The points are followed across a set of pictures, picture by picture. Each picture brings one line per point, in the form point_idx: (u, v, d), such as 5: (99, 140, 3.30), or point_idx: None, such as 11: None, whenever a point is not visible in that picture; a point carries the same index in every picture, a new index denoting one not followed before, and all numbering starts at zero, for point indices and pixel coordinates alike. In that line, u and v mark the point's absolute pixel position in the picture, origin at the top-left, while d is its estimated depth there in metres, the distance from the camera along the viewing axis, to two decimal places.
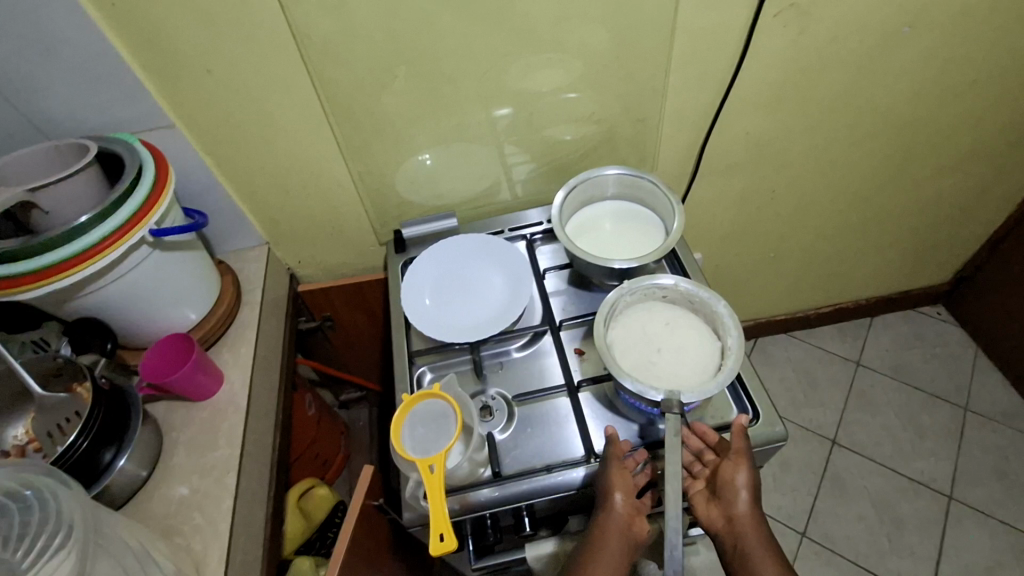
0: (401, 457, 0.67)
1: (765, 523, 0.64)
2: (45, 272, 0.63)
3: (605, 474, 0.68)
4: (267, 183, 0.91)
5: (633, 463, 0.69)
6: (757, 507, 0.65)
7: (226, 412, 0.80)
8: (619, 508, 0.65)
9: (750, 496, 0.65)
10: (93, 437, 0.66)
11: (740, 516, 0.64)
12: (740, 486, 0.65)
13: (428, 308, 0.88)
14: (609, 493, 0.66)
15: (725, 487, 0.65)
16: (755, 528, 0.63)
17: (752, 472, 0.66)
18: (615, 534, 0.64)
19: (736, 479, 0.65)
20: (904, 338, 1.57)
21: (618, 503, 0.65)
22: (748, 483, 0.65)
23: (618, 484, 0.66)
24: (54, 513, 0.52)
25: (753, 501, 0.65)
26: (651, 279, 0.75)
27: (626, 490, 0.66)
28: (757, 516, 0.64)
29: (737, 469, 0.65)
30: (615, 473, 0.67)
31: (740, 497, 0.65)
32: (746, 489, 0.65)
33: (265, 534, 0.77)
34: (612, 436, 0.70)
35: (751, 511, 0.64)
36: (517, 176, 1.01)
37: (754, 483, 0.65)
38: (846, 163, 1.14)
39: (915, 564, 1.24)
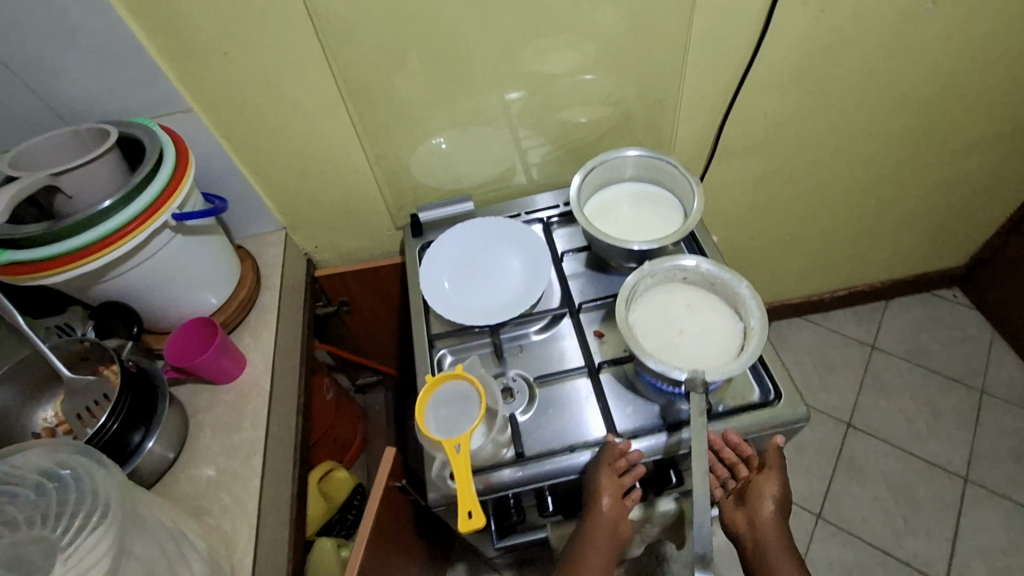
0: (426, 437, 0.67)
1: (786, 531, 0.69)
2: (71, 256, 0.63)
3: (593, 477, 0.68)
4: (283, 168, 0.91)
5: (628, 463, 0.69)
6: (781, 516, 0.69)
7: (249, 394, 0.81)
8: (607, 511, 0.67)
9: (776, 507, 0.69)
10: (123, 418, 0.67)
11: (763, 523, 0.68)
12: (768, 496, 0.69)
13: (447, 292, 0.88)
14: (596, 496, 0.67)
15: (753, 495, 0.69)
16: (777, 535, 0.67)
17: (780, 484, 0.70)
18: (602, 537, 0.66)
19: (766, 490, 0.69)
20: (919, 321, 1.55)
21: (605, 506, 0.67)
22: (775, 494, 0.69)
23: (607, 488, 0.67)
24: (90, 492, 0.53)
25: (777, 511, 0.69)
26: (672, 261, 0.75)
27: (613, 494, 0.67)
28: (780, 525, 0.68)
29: (768, 481, 0.69)
30: (604, 476, 0.68)
31: (766, 505, 0.69)
32: (773, 499, 0.69)
33: (292, 513, 0.78)
34: (609, 438, 0.70)
35: (776, 520, 0.68)
36: (532, 159, 1.00)
37: (782, 494, 0.69)
38: (866, 143, 1.12)
39: (930, 545, 1.24)
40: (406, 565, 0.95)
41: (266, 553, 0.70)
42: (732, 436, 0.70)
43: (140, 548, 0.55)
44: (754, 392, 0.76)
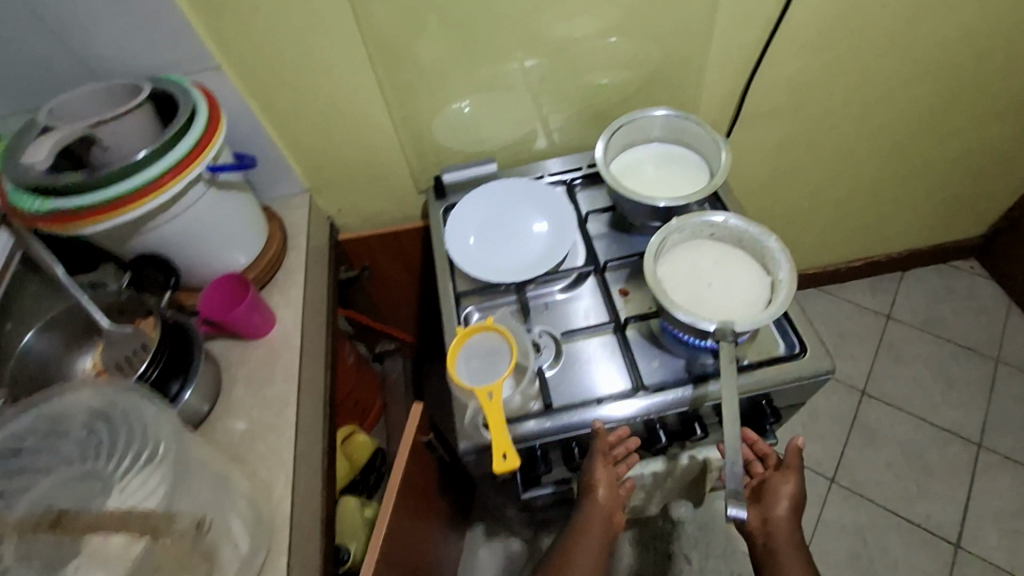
0: (458, 385, 0.69)
1: (799, 535, 0.71)
2: (105, 207, 0.63)
3: (590, 467, 0.72)
4: (308, 129, 0.92)
5: (622, 451, 0.74)
6: (796, 520, 0.72)
7: (281, 349, 0.82)
8: (602, 500, 0.71)
9: (791, 508, 0.72)
10: (162, 366, 0.68)
11: (777, 520, 0.71)
12: (784, 495, 0.72)
13: (473, 250, 0.88)
14: (593, 484, 0.72)
15: (769, 492, 0.73)
16: (789, 533, 0.70)
17: (797, 487, 0.74)
18: (597, 523, 0.70)
19: (783, 488, 0.73)
20: (935, 291, 1.55)
21: (600, 494, 0.72)
22: (791, 494, 0.72)
23: (604, 478, 0.71)
24: (141, 431, 0.54)
25: (793, 512, 0.72)
26: (700, 216, 0.75)
27: (607, 484, 0.72)
28: (794, 526, 0.71)
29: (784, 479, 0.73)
30: (600, 467, 0.71)
31: (781, 504, 0.72)
32: (788, 499, 0.72)
33: (324, 463, 0.80)
34: (597, 431, 0.72)
35: (789, 520, 0.71)
36: (555, 120, 0.99)
37: (798, 496, 0.73)
38: (891, 107, 1.11)
39: (943, 508, 1.26)
40: (431, 517, 0.97)
41: (303, 500, 0.72)
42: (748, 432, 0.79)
43: (193, 485, 0.56)
44: (780, 347, 0.77)
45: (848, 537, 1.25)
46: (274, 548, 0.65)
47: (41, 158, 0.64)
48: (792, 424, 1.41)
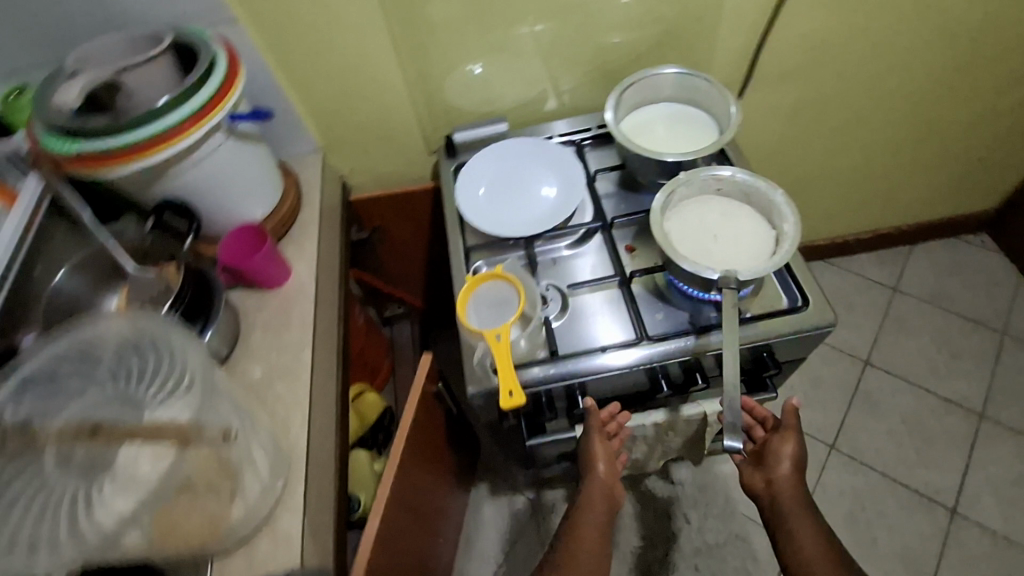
0: (467, 329, 0.71)
1: (803, 488, 0.77)
2: (127, 152, 0.66)
3: (588, 445, 0.81)
4: (323, 85, 0.93)
5: (614, 425, 0.81)
6: (798, 476, 0.77)
7: (296, 298, 0.85)
8: (602, 475, 0.80)
9: (792, 467, 0.77)
10: (186, 305, 0.71)
11: (780, 481, 0.76)
12: (785, 456, 0.77)
13: (484, 206, 0.90)
14: (593, 460, 0.80)
15: (771, 455, 0.78)
16: (792, 491, 0.76)
17: (797, 445, 0.78)
18: (600, 501, 0.79)
19: (783, 450, 0.78)
20: (944, 264, 1.55)
21: (600, 468, 0.80)
22: (792, 454, 0.77)
23: (600, 453, 0.80)
24: (168, 358, 0.59)
25: (794, 470, 0.77)
26: (708, 171, 0.76)
27: (605, 458, 0.80)
28: (796, 483, 0.77)
29: (784, 441, 0.78)
30: (597, 441, 0.80)
31: (783, 465, 0.77)
32: (789, 459, 0.77)
33: (338, 408, 0.84)
34: (590, 409, 0.80)
35: (792, 479, 0.77)
36: (567, 81, 1.00)
37: (798, 455, 0.78)
38: (904, 70, 1.10)
39: (941, 475, 1.28)
40: (439, 467, 1.01)
41: (319, 438, 0.75)
42: (748, 400, 0.82)
43: (221, 407, 0.61)
44: (783, 301, 0.78)
45: (846, 501, 1.28)
46: (293, 476, 0.69)
47: (73, 97, 0.68)
48: (795, 392, 1.42)
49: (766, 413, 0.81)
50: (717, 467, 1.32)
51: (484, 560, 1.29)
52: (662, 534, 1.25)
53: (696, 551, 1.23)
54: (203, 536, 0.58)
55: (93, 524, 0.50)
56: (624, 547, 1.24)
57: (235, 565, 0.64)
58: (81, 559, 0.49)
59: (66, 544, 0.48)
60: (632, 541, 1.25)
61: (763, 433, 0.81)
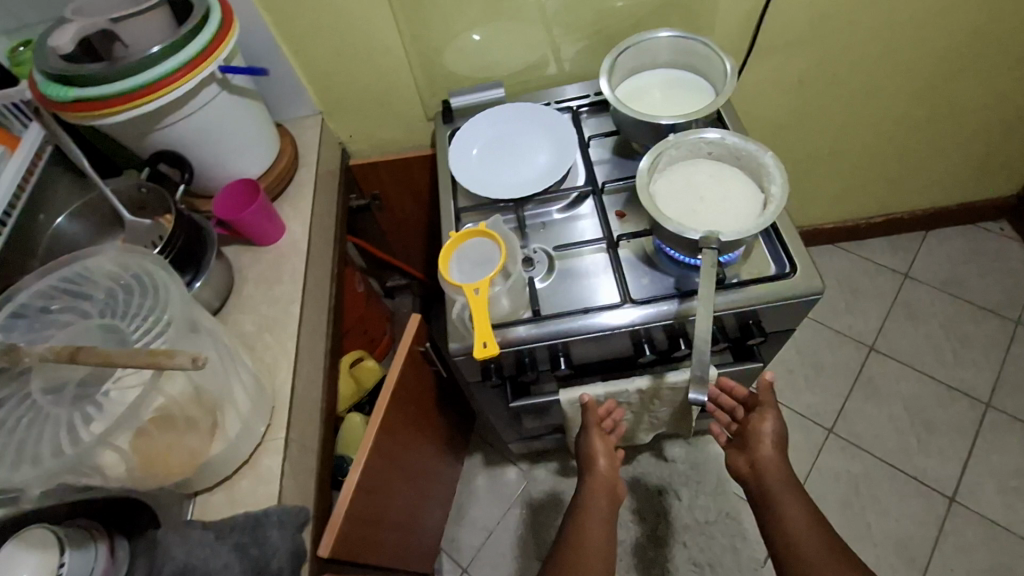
0: (448, 283, 0.72)
1: (787, 466, 0.75)
2: (125, 98, 0.67)
3: (588, 443, 0.83)
4: (320, 46, 0.93)
5: (611, 421, 0.85)
6: (781, 454, 0.76)
7: (288, 254, 0.87)
8: (604, 471, 0.82)
9: (774, 445, 0.76)
10: (176, 252, 0.72)
11: (763, 461, 0.75)
12: (764, 434, 0.76)
13: (475, 169, 0.90)
14: (594, 457, 0.83)
15: (752, 435, 0.77)
16: (777, 470, 0.74)
17: (776, 421, 0.78)
18: (601, 497, 0.80)
19: (763, 428, 0.77)
20: (959, 252, 1.51)
21: (601, 464, 0.83)
22: (772, 432, 0.77)
23: (602, 449, 0.83)
24: (153, 290, 0.59)
25: (776, 449, 0.76)
26: (697, 133, 0.75)
27: (607, 455, 0.83)
28: (780, 461, 0.75)
29: (762, 419, 0.77)
30: (597, 439, 0.83)
31: (764, 444, 0.76)
32: (770, 437, 0.76)
33: (326, 363, 0.85)
34: (588, 407, 0.83)
35: (775, 458, 0.76)
36: (565, 48, 0.98)
37: (778, 432, 0.77)
38: (917, 43, 1.07)
39: (942, 463, 1.26)
40: (429, 430, 1.03)
41: (304, 389, 0.77)
42: (725, 382, 0.80)
43: (206, 341, 0.60)
44: (771, 267, 0.77)
45: (841, 485, 1.26)
46: (275, 421, 0.71)
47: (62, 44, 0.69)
48: (794, 375, 1.40)
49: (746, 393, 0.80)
50: (711, 447, 1.31)
51: (475, 528, 1.31)
52: (652, 509, 1.26)
53: (685, 527, 1.23)
54: (183, 469, 0.59)
55: (73, 440, 0.51)
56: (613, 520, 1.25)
57: (216, 503, 0.67)
58: (55, 469, 0.50)
59: (46, 457, 0.50)
60: (621, 514, 1.25)
61: (742, 413, 0.81)
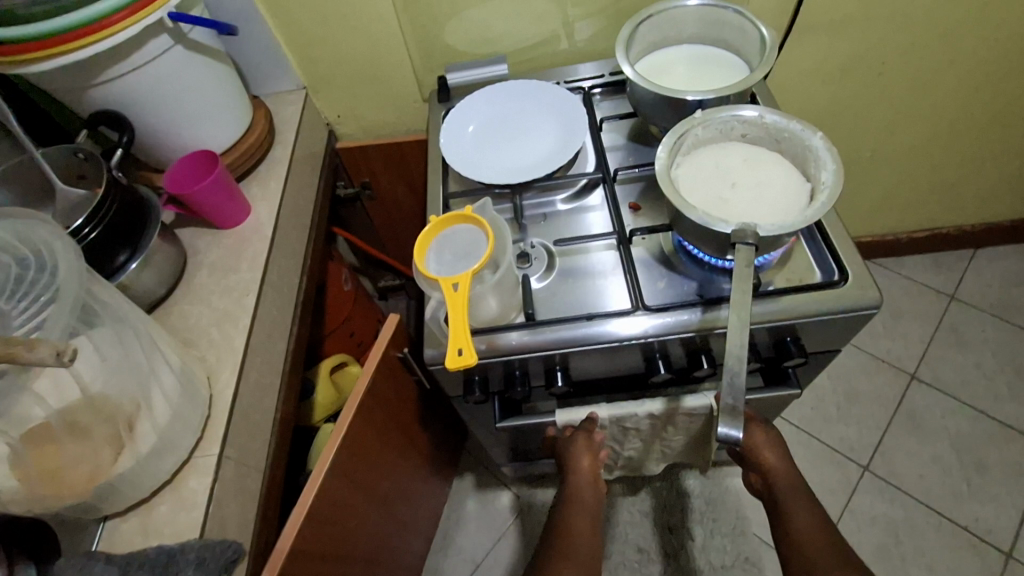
0: (424, 275, 0.60)
1: (797, 473, 0.67)
2: (52, 41, 0.57)
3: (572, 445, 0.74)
4: (300, 10, 0.82)
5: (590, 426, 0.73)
6: (789, 462, 0.68)
7: (251, 239, 0.75)
8: (586, 469, 0.72)
9: (776, 453, 0.68)
10: (104, 229, 0.61)
11: (769, 472, 0.67)
12: (760, 445, 0.69)
13: (468, 150, 0.79)
14: (579, 457, 0.72)
15: (750, 448, 0.69)
16: (784, 478, 0.66)
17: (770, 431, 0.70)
18: (585, 485, 0.72)
19: (758, 444, 0.69)
20: (1013, 273, 1.35)
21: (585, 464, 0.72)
22: (769, 441, 0.69)
23: (583, 450, 0.72)
24: (46, 265, 0.48)
25: (781, 457, 0.68)
26: (729, 109, 0.63)
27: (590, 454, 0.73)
28: (786, 469, 0.67)
29: (755, 432, 0.70)
30: (580, 439, 0.73)
31: (765, 455, 0.68)
32: (767, 447, 0.69)
33: (286, 366, 0.73)
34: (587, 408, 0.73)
35: (781, 465, 0.67)
36: (578, 22, 0.87)
37: (775, 441, 0.69)
38: (983, 29, 0.93)
39: (997, 513, 1.10)
40: (409, 448, 0.90)
41: (252, 396, 0.65)
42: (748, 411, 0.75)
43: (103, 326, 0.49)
44: (815, 275, 0.64)
45: (879, 531, 1.11)
46: (208, 435, 0.59)
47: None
48: (826, 403, 1.25)
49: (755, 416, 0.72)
50: (731, 481, 1.16)
51: (462, 557, 1.18)
52: (662, 548, 1.11)
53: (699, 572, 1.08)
54: (78, 490, 0.49)
55: None
56: (617, 558, 1.11)
57: (127, 532, 0.55)
58: None
59: None
60: (626, 551, 1.12)
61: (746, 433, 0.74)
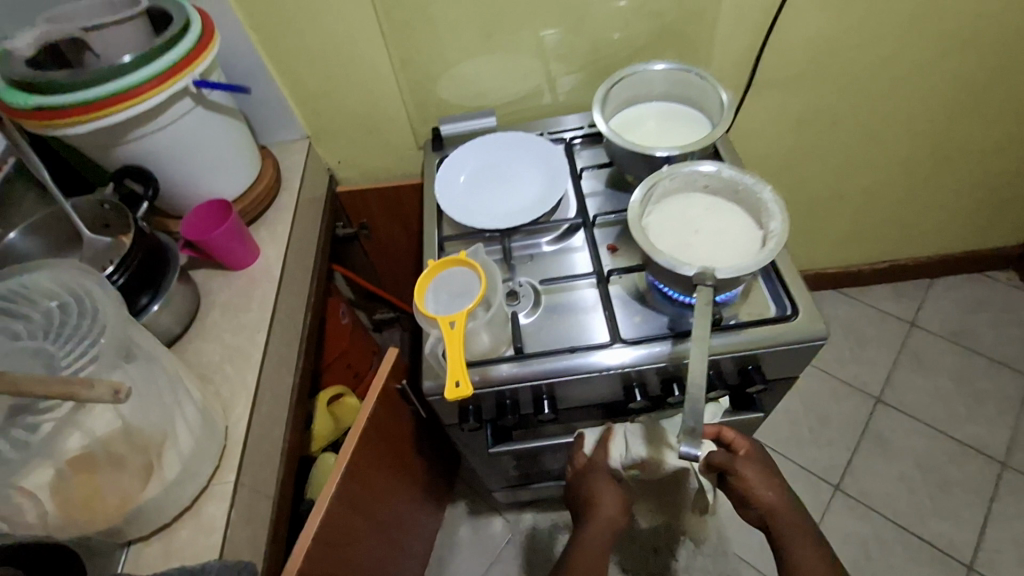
0: (422, 314, 0.67)
1: (790, 498, 0.67)
2: (87, 107, 0.64)
3: (594, 483, 0.72)
4: (306, 70, 0.90)
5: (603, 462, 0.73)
6: (780, 489, 0.67)
7: (260, 280, 0.82)
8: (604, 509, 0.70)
9: (770, 484, 0.67)
10: (130, 275, 0.67)
11: (770, 507, 0.66)
12: (754, 484, 0.66)
13: (461, 197, 0.87)
14: (597, 494, 0.71)
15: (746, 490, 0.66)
16: (785, 511, 0.66)
17: (757, 462, 0.67)
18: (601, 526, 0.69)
19: (756, 487, 0.66)
20: (967, 301, 1.45)
21: (603, 503, 0.70)
22: (759, 475, 0.67)
23: (605, 489, 0.71)
24: (89, 312, 0.54)
25: (774, 487, 0.66)
26: (692, 164, 0.71)
27: (609, 493, 0.71)
28: (782, 499, 0.66)
29: (746, 470, 0.67)
30: (598, 478, 0.72)
31: (759, 490, 0.66)
32: (760, 482, 0.66)
33: (292, 399, 0.78)
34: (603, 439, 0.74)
35: (778, 496, 0.66)
36: (560, 79, 0.96)
37: (765, 471, 0.67)
38: (919, 86, 1.05)
39: (959, 527, 1.17)
40: (404, 475, 0.95)
41: (263, 427, 0.70)
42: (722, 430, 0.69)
43: (138, 365, 0.55)
44: (772, 309, 0.72)
45: (851, 548, 1.17)
46: (225, 462, 0.64)
47: (23, 47, 0.67)
48: (799, 426, 1.32)
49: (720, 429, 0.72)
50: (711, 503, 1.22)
51: None
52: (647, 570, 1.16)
53: None
54: (112, 514, 0.54)
55: None
56: None
57: (150, 555, 0.59)
58: None
59: None
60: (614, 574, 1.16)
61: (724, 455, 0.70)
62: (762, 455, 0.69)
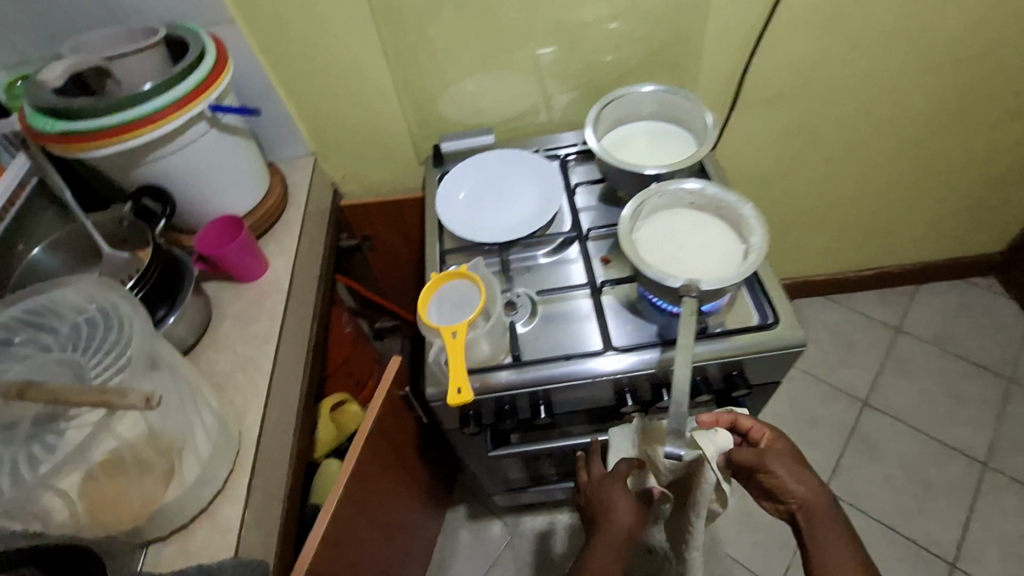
0: (425, 324, 0.71)
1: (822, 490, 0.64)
2: (109, 132, 0.68)
3: (610, 494, 0.69)
4: (313, 91, 0.95)
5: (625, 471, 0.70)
6: (809, 481, 0.64)
7: (269, 291, 0.85)
8: (621, 520, 0.67)
9: (798, 476, 0.64)
10: (149, 288, 0.71)
11: (801, 499, 0.63)
12: (783, 477, 0.63)
13: (461, 211, 0.91)
14: (614, 505, 0.68)
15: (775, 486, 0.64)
16: (817, 503, 0.63)
17: (783, 455, 0.65)
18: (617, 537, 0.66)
19: (783, 478, 0.63)
20: (950, 306, 1.50)
21: (620, 514, 0.67)
22: (787, 469, 0.64)
23: (623, 499, 0.68)
24: (117, 326, 0.58)
25: (803, 479, 0.64)
26: (679, 182, 0.76)
27: (627, 504, 0.68)
28: (812, 490, 0.64)
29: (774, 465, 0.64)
30: (618, 488, 0.69)
31: (788, 484, 0.64)
32: (789, 475, 0.64)
33: (300, 405, 0.82)
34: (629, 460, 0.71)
35: (807, 489, 0.64)
36: (554, 99, 1.01)
37: (792, 464, 0.65)
38: (896, 103, 1.10)
39: (943, 526, 1.21)
40: (407, 478, 0.98)
41: (274, 432, 0.74)
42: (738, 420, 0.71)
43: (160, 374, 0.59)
44: (755, 318, 0.76)
45: None
46: (240, 466, 0.68)
47: (52, 78, 0.72)
48: (789, 429, 1.36)
49: (734, 417, 0.71)
50: None
51: None
52: None
53: None
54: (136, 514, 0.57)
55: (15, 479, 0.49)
56: None
57: (169, 554, 0.63)
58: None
59: None
60: None
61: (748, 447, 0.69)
62: (788, 448, 0.67)
